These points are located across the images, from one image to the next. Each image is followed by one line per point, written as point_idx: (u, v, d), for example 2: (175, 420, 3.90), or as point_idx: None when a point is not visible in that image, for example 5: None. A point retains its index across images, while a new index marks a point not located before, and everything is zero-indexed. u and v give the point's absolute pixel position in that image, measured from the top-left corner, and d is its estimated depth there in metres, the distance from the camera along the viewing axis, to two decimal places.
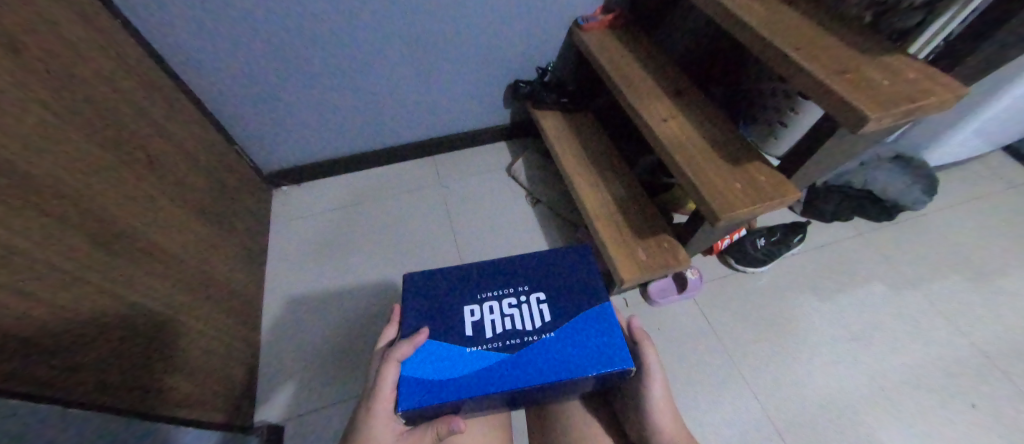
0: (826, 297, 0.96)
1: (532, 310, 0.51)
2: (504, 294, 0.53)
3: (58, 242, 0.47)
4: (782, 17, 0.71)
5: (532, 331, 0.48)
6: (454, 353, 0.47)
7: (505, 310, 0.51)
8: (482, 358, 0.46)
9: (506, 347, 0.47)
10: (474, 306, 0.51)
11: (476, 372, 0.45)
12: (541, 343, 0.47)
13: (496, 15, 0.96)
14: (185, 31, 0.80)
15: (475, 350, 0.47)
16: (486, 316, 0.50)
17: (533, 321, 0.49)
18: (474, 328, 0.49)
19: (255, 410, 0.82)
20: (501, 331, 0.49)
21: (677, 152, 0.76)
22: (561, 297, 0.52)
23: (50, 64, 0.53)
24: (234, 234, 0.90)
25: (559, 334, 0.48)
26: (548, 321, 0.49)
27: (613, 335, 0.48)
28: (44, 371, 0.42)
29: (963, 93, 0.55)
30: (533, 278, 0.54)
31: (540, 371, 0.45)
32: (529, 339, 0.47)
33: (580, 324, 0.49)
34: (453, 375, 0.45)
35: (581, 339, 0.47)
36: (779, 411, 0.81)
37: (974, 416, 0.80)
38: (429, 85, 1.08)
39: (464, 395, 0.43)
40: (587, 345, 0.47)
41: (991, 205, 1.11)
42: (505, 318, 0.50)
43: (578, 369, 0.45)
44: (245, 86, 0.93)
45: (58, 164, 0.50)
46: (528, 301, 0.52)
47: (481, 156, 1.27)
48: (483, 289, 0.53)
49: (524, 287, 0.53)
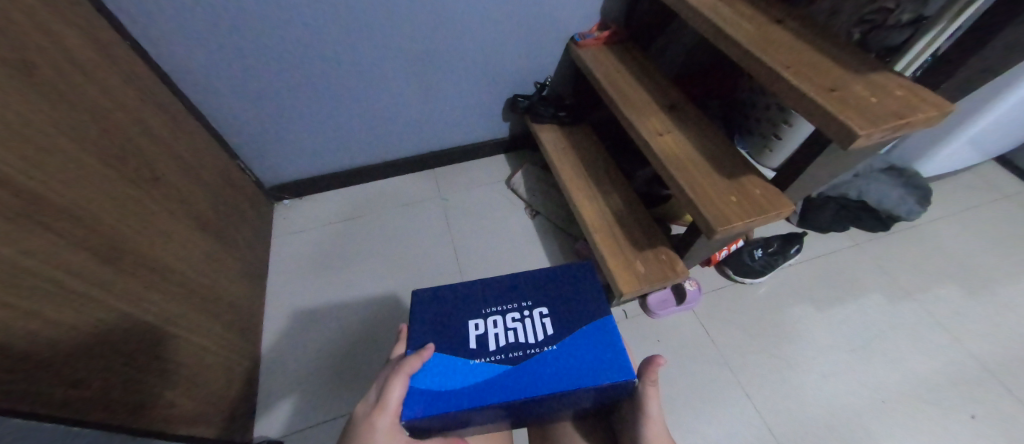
0: (824, 308, 0.96)
1: (534, 324, 0.51)
2: (507, 308, 0.53)
3: (64, 259, 0.48)
4: (771, 35, 0.73)
5: (534, 344, 0.49)
6: (458, 366, 0.47)
7: (508, 324, 0.52)
8: (484, 370, 0.47)
9: (508, 360, 0.47)
10: (478, 321, 0.52)
11: (478, 384, 0.45)
12: (542, 356, 0.47)
13: (493, 32, 0.99)
14: (190, 50, 0.82)
15: (477, 362, 0.47)
16: (490, 330, 0.51)
17: (535, 335, 0.50)
18: (477, 341, 0.50)
19: (255, 426, 0.82)
20: (503, 344, 0.49)
21: (673, 166, 0.78)
22: (562, 310, 0.52)
23: (59, 86, 0.55)
24: (235, 248, 0.91)
25: (561, 347, 0.48)
26: (550, 335, 0.50)
27: (614, 348, 0.48)
28: (44, 390, 0.42)
29: (948, 109, 0.56)
30: (536, 293, 0.55)
31: (541, 382, 0.45)
32: (530, 352, 0.48)
33: (581, 338, 0.49)
34: (455, 387, 0.45)
35: (582, 351, 0.48)
36: (780, 423, 0.81)
37: (974, 427, 0.80)
38: (429, 100, 1.10)
39: (465, 406, 0.44)
40: (589, 358, 0.47)
41: (986, 216, 1.12)
42: (507, 332, 0.51)
43: (579, 381, 0.45)
44: (247, 102, 0.95)
45: (65, 183, 0.51)
46: (530, 316, 0.52)
47: (481, 169, 1.29)
48: (487, 304, 0.54)
49: (526, 302, 0.54)
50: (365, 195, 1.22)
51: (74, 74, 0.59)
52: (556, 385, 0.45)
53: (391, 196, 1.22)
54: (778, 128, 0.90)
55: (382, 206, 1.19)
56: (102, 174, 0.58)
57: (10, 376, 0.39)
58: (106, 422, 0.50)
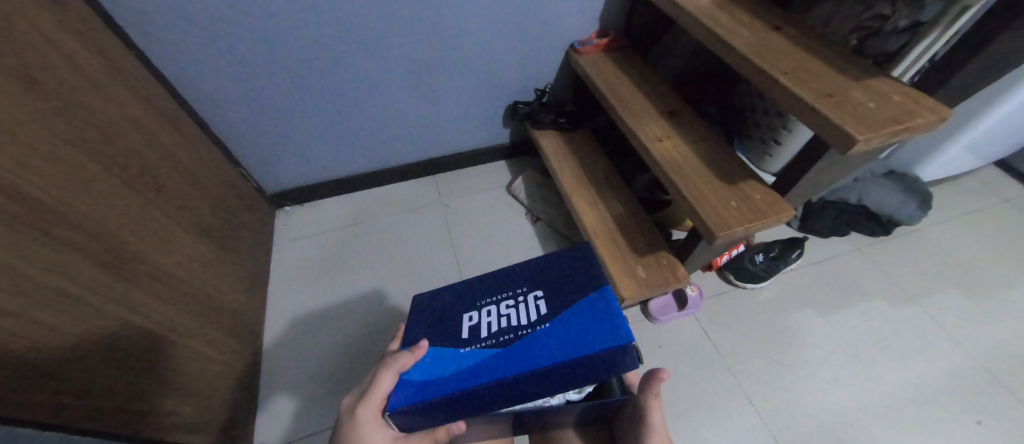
0: (826, 312, 0.96)
1: (528, 306, 0.48)
2: (502, 297, 0.51)
3: (67, 266, 0.49)
4: (768, 41, 0.74)
5: (526, 325, 0.45)
6: (447, 354, 0.45)
7: (502, 311, 0.49)
8: (472, 355, 0.44)
9: (497, 343, 0.44)
10: (473, 312, 0.51)
11: (465, 368, 0.43)
12: (534, 335, 0.43)
13: (492, 40, 1.00)
14: (192, 59, 0.83)
15: (468, 349, 0.45)
16: (483, 319, 0.49)
17: (528, 315, 0.47)
18: (470, 330, 0.48)
19: (255, 433, 0.82)
20: (495, 329, 0.47)
21: (673, 171, 0.78)
22: (557, 288, 0.48)
23: (63, 96, 0.56)
24: (237, 255, 0.91)
25: (554, 325, 0.44)
26: (544, 314, 0.46)
27: (615, 319, 0.42)
28: (44, 398, 0.42)
29: (946, 114, 0.56)
30: (531, 278, 0.52)
31: (529, 361, 0.41)
32: (522, 333, 0.44)
33: (576, 313, 0.44)
34: (442, 373, 0.43)
35: (578, 325, 0.43)
36: (785, 429, 0.80)
37: (980, 433, 0.79)
38: (429, 107, 1.11)
39: (450, 390, 0.41)
40: (586, 332, 0.42)
41: (988, 220, 1.12)
42: (501, 318, 0.48)
43: (573, 355, 0.40)
44: (249, 109, 0.96)
45: (67, 191, 0.52)
46: (525, 300, 0.49)
47: (482, 175, 1.29)
48: (483, 296, 0.52)
49: (522, 288, 0.51)
50: (367, 200, 1.23)
51: (77, 83, 0.59)
52: (547, 357, 0.40)
53: (393, 201, 1.22)
54: (777, 133, 0.91)
55: (384, 211, 1.20)
56: (105, 181, 0.59)
57: (11, 383, 0.39)
58: (105, 430, 0.50)
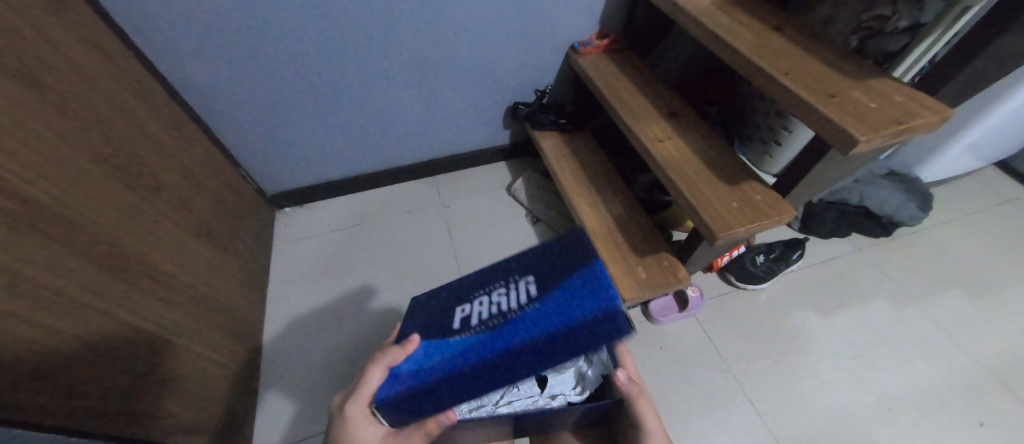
0: (828, 314, 0.96)
1: (520, 290, 0.41)
2: (495, 286, 0.45)
3: (67, 267, 0.49)
4: (769, 42, 0.74)
5: (513, 309, 0.39)
6: (431, 348, 0.41)
7: (494, 299, 0.43)
8: (453, 348, 0.39)
9: (480, 332, 0.38)
10: (466, 305, 0.45)
11: (444, 362, 0.38)
12: (519, 318, 0.37)
13: (492, 41, 1.00)
14: (193, 60, 0.83)
15: (450, 340, 0.40)
16: (474, 309, 0.43)
17: (517, 300, 0.40)
18: (459, 322, 0.43)
19: (254, 436, 0.81)
20: (483, 318, 0.41)
21: (674, 172, 0.78)
22: (553, 269, 0.41)
23: (64, 97, 0.56)
24: (236, 256, 0.91)
25: (542, 304, 0.37)
26: (534, 296, 0.39)
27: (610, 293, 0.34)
28: (44, 400, 0.42)
29: (947, 115, 0.56)
30: (529, 261, 0.45)
31: (507, 346, 0.34)
32: (507, 318, 0.38)
33: (568, 291, 0.37)
34: (423, 367, 0.39)
35: (565, 303, 0.35)
36: (787, 431, 0.80)
37: (983, 435, 0.78)
38: (430, 108, 1.11)
39: (428, 383, 0.37)
40: (576, 310, 0.34)
41: (990, 221, 1.12)
42: (492, 306, 0.42)
43: (558, 336, 0.32)
44: (250, 110, 0.96)
45: (65, 192, 0.51)
46: (517, 284, 0.42)
47: (482, 176, 1.29)
48: (479, 287, 0.47)
49: (517, 273, 0.44)
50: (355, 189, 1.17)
51: (79, 84, 0.59)
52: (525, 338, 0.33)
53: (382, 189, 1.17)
54: (778, 134, 0.91)
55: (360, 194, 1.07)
56: (103, 181, 0.58)
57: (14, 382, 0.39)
58: (103, 432, 0.50)
